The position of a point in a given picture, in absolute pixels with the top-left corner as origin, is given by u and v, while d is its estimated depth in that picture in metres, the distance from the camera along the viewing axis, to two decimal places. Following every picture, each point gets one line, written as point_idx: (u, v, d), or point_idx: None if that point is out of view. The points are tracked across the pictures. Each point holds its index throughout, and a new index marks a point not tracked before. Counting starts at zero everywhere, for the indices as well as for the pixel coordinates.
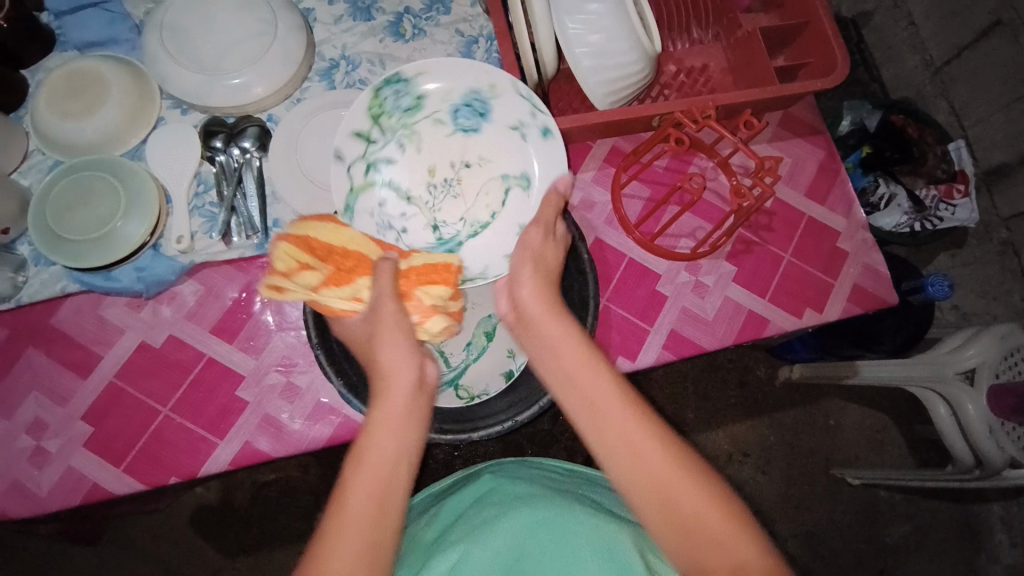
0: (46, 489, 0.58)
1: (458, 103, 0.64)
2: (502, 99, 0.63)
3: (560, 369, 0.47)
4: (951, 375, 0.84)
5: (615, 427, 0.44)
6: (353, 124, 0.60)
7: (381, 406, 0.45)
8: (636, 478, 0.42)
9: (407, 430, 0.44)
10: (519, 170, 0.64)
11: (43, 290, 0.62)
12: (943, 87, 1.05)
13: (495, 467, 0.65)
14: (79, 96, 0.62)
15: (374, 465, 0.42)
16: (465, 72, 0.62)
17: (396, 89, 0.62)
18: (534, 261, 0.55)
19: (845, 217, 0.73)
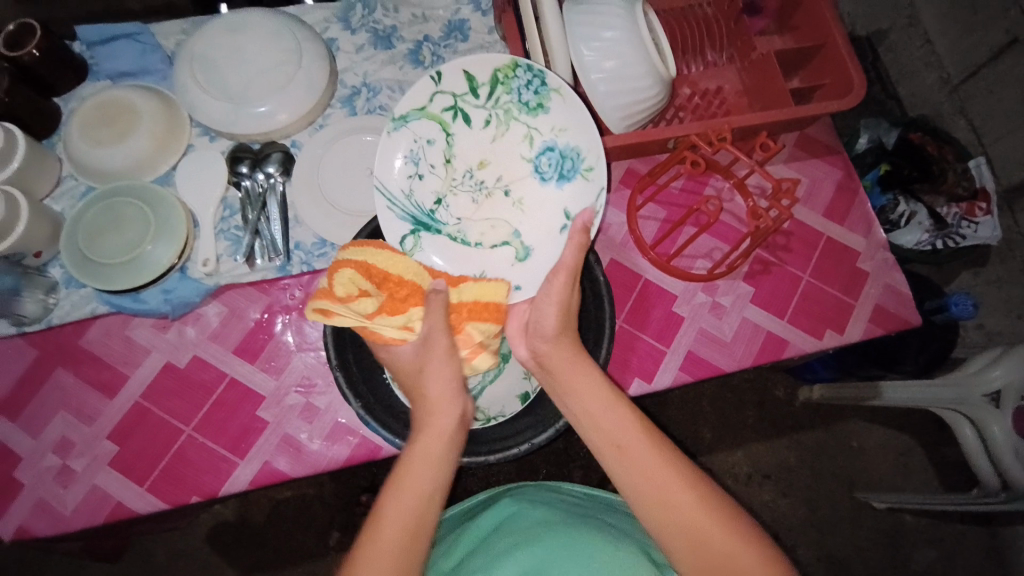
0: (71, 507, 0.59)
1: (555, 146, 0.64)
2: (585, 185, 0.62)
3: (589, 411, 0.48)
4: (977, 397, 0.83)
5: (642, 471, 0.44)
6: (473, 68, 0.62)
7: (424, 434, 0.47)
8: (669, 527, 0.43)
9: (441, 466, 0.46)
10: (529, 239, 0.64)
11: (73, 311, 0.63)
12: (961, 104, 1.04)
13: (514, 492, 0.65)
14: (111, 125, 0.64)
15: (411, 493, 0.44)
16: (583, 129, 0.62)
17: (532, 80, 0.62)
18: (561, 302, 0.54)
19: (865, 237, 0.73)
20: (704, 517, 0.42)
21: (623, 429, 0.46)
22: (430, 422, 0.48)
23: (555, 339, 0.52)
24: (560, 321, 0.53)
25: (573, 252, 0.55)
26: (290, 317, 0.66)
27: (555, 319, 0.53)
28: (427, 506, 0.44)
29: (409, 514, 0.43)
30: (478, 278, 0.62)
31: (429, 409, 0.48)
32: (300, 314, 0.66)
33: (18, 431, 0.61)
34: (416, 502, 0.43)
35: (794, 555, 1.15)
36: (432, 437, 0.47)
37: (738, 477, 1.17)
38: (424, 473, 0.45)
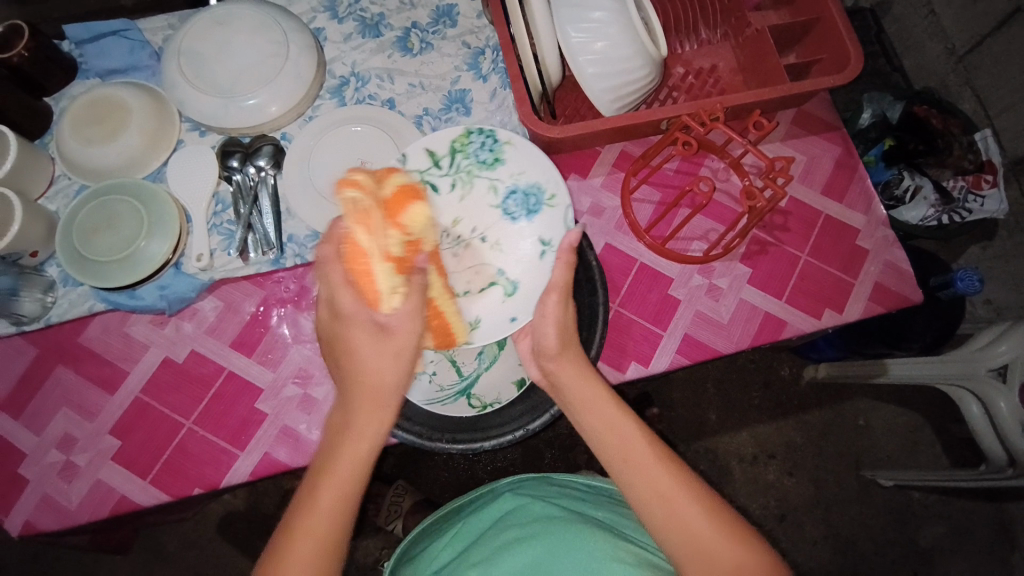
0: (76, 501, 0.60)
1: (520, 188, 0.64)
2: (553, 212, 0.64)
3: (599, 431, 0.47)
4: (983, 372, 0.82)
5: (655, 489, 0.44)
6: (429, 142, 0.63)
7: (356, 433, 0.44)
8: (681, 543, 0.42)
9: (358, 473, 0.43)
10: (512, 276, 0.64)
11: (71, 310, 0.64)
12: (967, 75, 1.02)
13: (512, 484, 0.65)
14: (101, 123, 0.64)
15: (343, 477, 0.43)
16: (541, 167, 0.64)
17: (484, 140, 0.64)
18: (558, 320, 0.53)
19: (865, 214, 0.71)
20: (717, 534, 0.42)
21: (637, 446, 0.46)
22: (362, 418, 0.45)
23: (557, 357, 0.51)
24: (561, 341, 0.52)
25: (562, 270, 0.53)
26: (285, 310, 0.66)
27: (557, 336, 0.52)
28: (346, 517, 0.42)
29: (327, 525, 0.41)
30: (473, 324, 0.61)
31: (360, 387, 0.45)
32: (295, 307, 0.66)
33: (21, 428, 0.62)
34: (334, 515, 0.41)
35: (800, 533, 1.15)
36: (362, 437, 0.44)
37: (743, 457, 1.17)
38: (343, 477, 0.42)
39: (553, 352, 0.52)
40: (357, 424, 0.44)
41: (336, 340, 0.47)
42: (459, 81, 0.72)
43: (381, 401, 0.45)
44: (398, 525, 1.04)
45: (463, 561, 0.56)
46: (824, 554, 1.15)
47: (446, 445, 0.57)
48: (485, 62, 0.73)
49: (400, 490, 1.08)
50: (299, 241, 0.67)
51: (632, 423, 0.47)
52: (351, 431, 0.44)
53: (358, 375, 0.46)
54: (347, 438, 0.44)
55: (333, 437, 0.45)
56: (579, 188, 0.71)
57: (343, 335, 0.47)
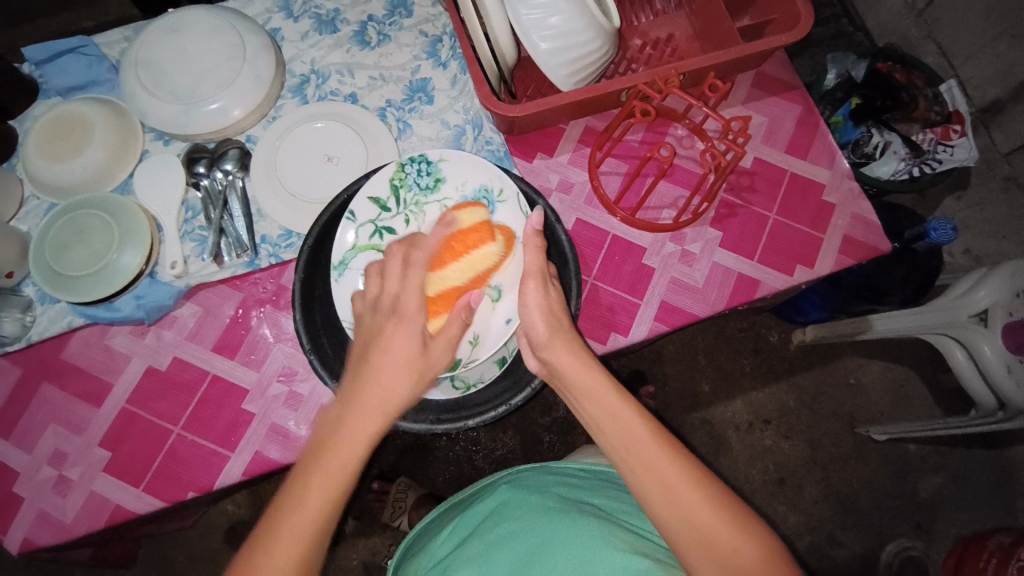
0: (71, 515, 0.61)
1: (468, 196, 0.62)
2: (507, 205, 0.61)
3: (599, 417, 0.49)
4: (964, 318, 0.83)
5: (655, 476, 0.45)
6: (370, 189, 0.60)
7: (347, 435, 0.43)
8: (682, 529, 0.43)
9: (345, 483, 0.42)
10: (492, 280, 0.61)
11: (51, 327, 0.64)
12: (928, 28, 1.02)
13: (510, 475, 0.65)
14: (63, 139, 0.64)
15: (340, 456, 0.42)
16: (482, 170, 0.62)
17: (419, 166, 0.62)
18: (541, 306, 0.55)
19: (830, 169, 0.72)
20: (717, 519, 0.43)
21: (638, 432, 0.47)
22: (355, 421, 0.44)
23: (550, 345, 0.52)
24: (550, 330, 0.53)
25: (532, 255, 0.54)
26: (264, 310, 0.67)
27: (545, 324, 0.53)
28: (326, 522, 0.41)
29: (304, 537, 0.40)
30: (473, 341, 0.59)
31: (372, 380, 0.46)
32: (274, 306, 0.67)
33: (12, 448, 0.63)
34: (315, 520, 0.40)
35: (802, 495, 1.17)
36: (353, 444, 0.43)
37: (739, 424, 1.19)
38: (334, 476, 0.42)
39: (547, 341, 0.52)
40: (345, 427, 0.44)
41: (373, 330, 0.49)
42: (419, 70, 0.73)
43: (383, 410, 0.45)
44: (404, 520, 1.05)
45: (459, 556, 0.56)
46: (827, 512, 1.16)
47: (429, 425, 0.57)
48: (443, 49, 0.73)
49: (402, 485, 1.09)
50: (272, 241, 0.67)
51: (631, 407, 0.48)
52: (344, 430, 0.44)
53: (370, 380, 0.46)
54: (338, 439, 0.43)
55: (320, 441, 0.43)
56: (547, 166, 0.72)
57: (385, 330, 0.48)
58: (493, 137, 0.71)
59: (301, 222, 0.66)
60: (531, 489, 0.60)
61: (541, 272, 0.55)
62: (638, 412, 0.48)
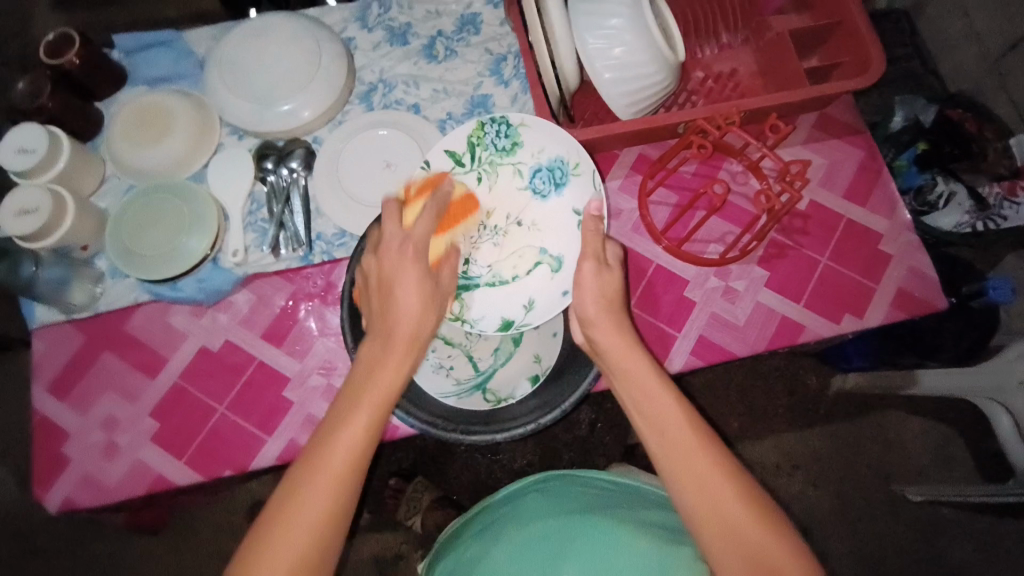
0: (117, 479, 0.65)
1: (543, 164, 0.65)
2: (580, 179, 0.64)
3: (636, 399, 0.49)
4: (1015, 383, 0.79)
5: (686, 458, 0.45)
6: (448, 143, 0.63)
7: (381, 375, 0.47)
8: (710, 522, 0.43)
9: (374, 429, 0.45)
10: (556, 250, 0.65)
11: (116, 300, 0.69)
12: (1002, 79, 0.98)
13: (538, 483, 0.64)
14: (148, 127, 0.69)
15: (369, 403, 0.46)
16: (559, 141, 0.64)
17: (499, 128, 0.65)
18: (594, 288, 0.54)
19: (889, 219, 0.71)
20: (745, 513, 0.43)
21: (671, 411, 0.47)
22: (391, 360, 0.48)
23: (597, 325, 0.53)
24: (598, 309, 0.53)
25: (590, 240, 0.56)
26: (312, 304, 0.70)
27: (594, 304, 0.53)
28: (361, 460, 0.44)
29: (337, 467, 0.43)
30: (528, 306, 0.64)
31: (393, 331, 0.50)
32: (322, 301, 0.70)
33: (71, 409, 0.67)
34: (345, 462, 0.43)
35: (827, 547, 1.13)
36: (385, 379, 0.47)
37: (766, 465, 1.16)
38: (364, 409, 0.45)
39: (593, 318, 0.53)
40: (382, 366, 0.48)
41: (386, 281, 0.52)
42: (481, 86, 0.75)
43: (411, 348, 0.50)
44: (417, 520, 1.07)
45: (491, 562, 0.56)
46: (850, 567, 1.12)
47: (455, 435, 0.57)
48: (506, 68, 0.75)
49: (419, 486, 1.10)
50: (326, 239, 0.70)
51: (670, 391, 0.48)
52: (376, 374, 0.48)
53: (395, 319, 0.50)
54: (371, 380, 0.47)
55: (357, 381, 0.47)
56: (597, 191, 0.73)
57: (395, 278, 0.51)
58: None
59: (355, 224, 0.69)
60: (556, 500, 0.60)
61: (599, 253, 0.56)
62: (675, 394, 0.48)
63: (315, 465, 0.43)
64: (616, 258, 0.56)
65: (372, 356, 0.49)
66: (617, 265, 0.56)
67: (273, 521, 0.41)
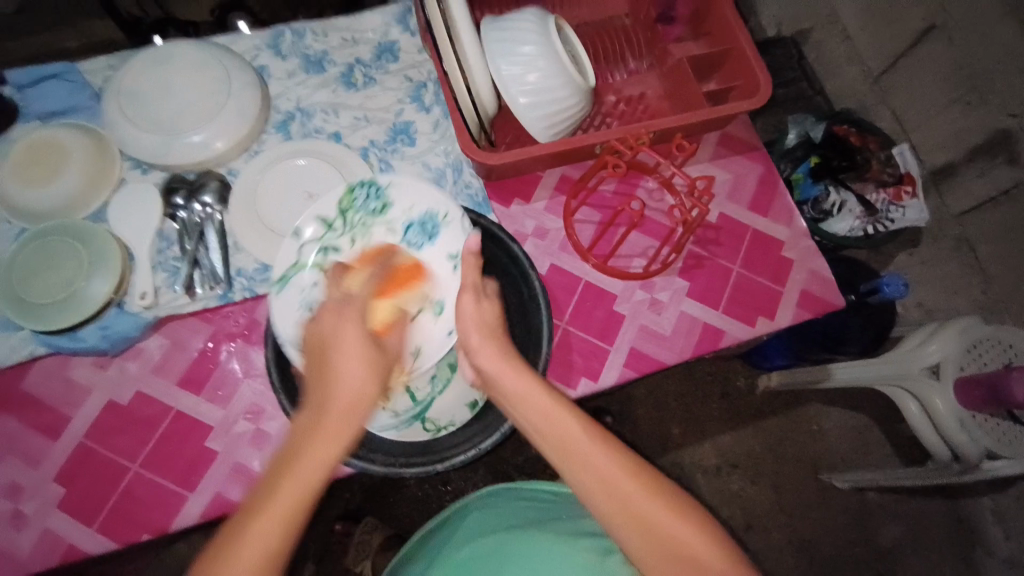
0: (27, 549, 0.58)
1: (415, 219, 0.64)
2: (451, 227, 0.63)
3: (539, 424, 0.48)
4: (917, 371, 0.86)
5: (598, 477, 0.45)
6: (318, 209, 0.62)
7: (304, 461, 0.41)
8: (637, 532, 0.43)
9: (299, 518, 0.40)
10: (436, 295, 0.63)
11: (11, 355, 0.63)
12: (883, 94, 1.09)
13: (479, 501, 0.63)
14: (40, 165, 0.64)
15: (290, 490, 0.40)
16: (429, 196, 0.64)
17: (369, 190, 0.64)
18: (476, 318, 0.53)
19: (789, 227, 0.76)
20: (661, 509, 0.43)
21: (571, 425, 0.47)
22: (318, 444, 0.42)
23: (481, 351, 0.52)
24: (482, 338, 0.52)
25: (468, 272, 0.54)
26: (235, 345, 0.66)
27: (476, 331, 0.52)
28: (320, 486, 0.41)
29: (257, 561, 0.38)
30: (416, 353, 0.60)
31: (327, 407, 0.44)
32: (246, 341, 0.66)
33: None
34: (258, 560, 0.38)
35: (769, 540, 1.18)
36: (313, 465, 0.41)
37: (707, 469, 1.20)
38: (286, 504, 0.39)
39: (477, 346, 0.52)
40: (339, 387, 0.45)
41: (322, 335, 0.49)
42: (403, 113, 0.75)
43: (374, 369, 0.47)
44: (367, 564, 1.01)
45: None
46: (792, 558, 1.17)
47: (394, 469, 0.57)
48: (427, 95, 0.76)
49: (366, 527, 1.05)
50: (247, 274, 0.67)
51: (570, 413, 0.47)
52: (299, 459, 0.41)
53: (355, 340, 0.49)
54: (331, 402, 0.45)
55: (318, 402, 0.45)
56: (523, 213, 0.74)
57: (335, 331, 0.49)
58: (471, 181, 0.73)
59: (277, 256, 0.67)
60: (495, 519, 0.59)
61: (475, 284, 0.54)
62: (572, 412, 0.47)
63: (229, 564, 0.37)
64: (494, 289, 0.56)
65: (328, 377, 0.46)
66: (495, 297, 0.56)
67: (218, 551, 0.38)
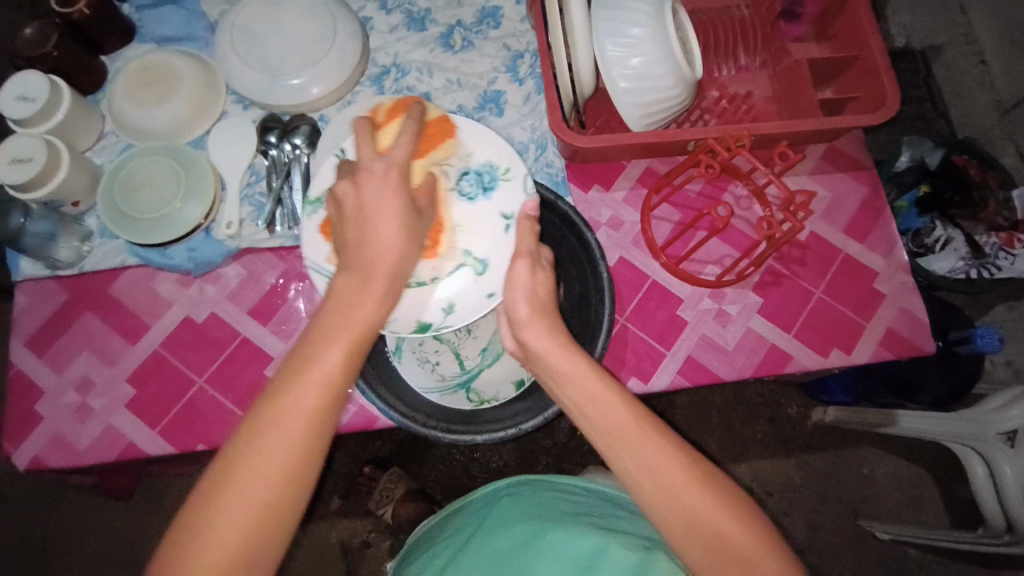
0: (88, 442, 0.63)
1: (471, 168, 0.60)
2: (511, 183, 0.60)
3: (580, 400, 0.46)
4: (992, 434, 0.80)
5: (636, 457, 0.44)
6: None
7: (309, 377, 0.41)
8: (675, 517, 0.42)
9: (314, 430, 0.40)
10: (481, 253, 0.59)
11: (105, 260, 0.68)
12: (1011, 129, 0.99)
13: (512, 487, 0.62)
14: (151, 87, 0.67)
15: (297, 409, 0.40)
16: (492, 146, 0.61)
17: None
18: (527, 286, 0.52)
19: (885, 258, 0.71)
20: (718, 511, 0.42)
21: (619, 417, 0.45)
22: (322, 357, 0.42)
23: (529, 325, 0.50)
24: (531, 312, 0.50)
25: (526, 239, 0.55)
26: (303, 284, 0.69)
27: (527, 305, 0.51)
28: (326, 409, 0.41)
29: (270, 472, 0.39)
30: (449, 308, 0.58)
31: (335, 331, 0.43)
32: (313, 282, 0.69)
33: (46, 367, 0.66)
34: (274, 474, 0.39)
35: None
36: (320, 377, 0.41)
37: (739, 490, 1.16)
38: (296, 418, 0.40)
39: (526, 321, 0.50)
40: (353, 304, 0.44)
41: (358, 208, 0.48)
42: (496, 82, 0.74)
43: (389, 287, 0.46)
44: (389, 510, 1.06)
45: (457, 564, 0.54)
46: None
47: (433, 432, 0.56)
48: (522, 66, 0.74)
49: (393, 476, 1.09)
50: None
51: (613, 390, 0.46)
52: (306, 370, 0.41)
53: (372, 252, 0.46)
54: (341, 317, 0.44)
55: (327, 322, 0.43)
56: (600, 200, 0.72)
57: (372, 204, 0.48)
58: (554, 160, 0.72)
59: None
60: (532, 505, 0.58)
61: (534, 253, 0.54)
62: (618, 391, 0.46)
63: (242, 477, 0.38)
64: (549, 259, 0.55)
65: (345, 291, 0.45)
66: (550, 269, 0.55)
67: (225, 468, 0.39)
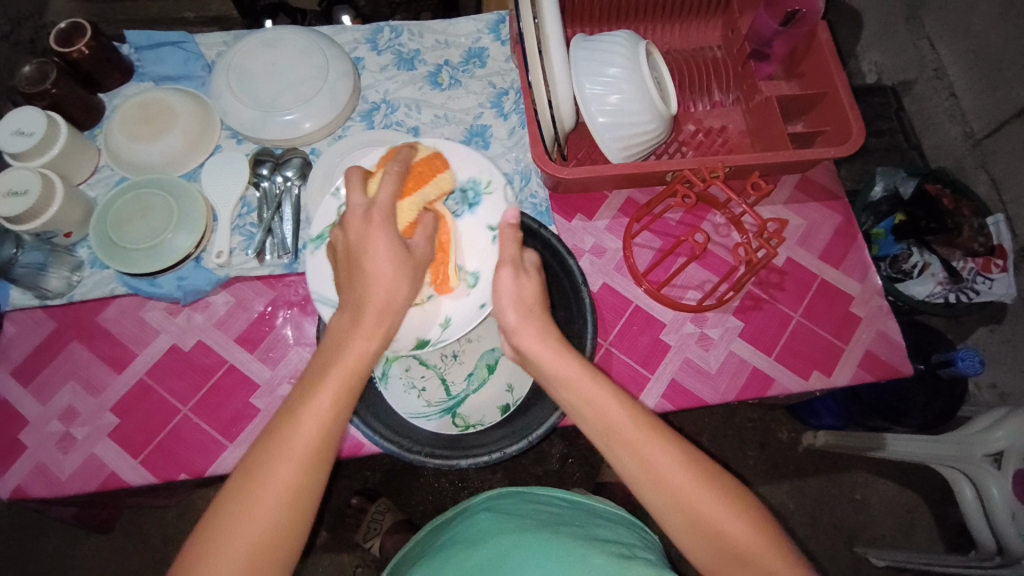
0: (67, 473, 0.63)
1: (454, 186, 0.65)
2: (493, 196, 0.64)
3: (576, 406, 0.48)
4: (978, 456, 0.80)
5: (638, 459, 0.44)
6: (364, 172, 0.65)
7: (318, 395, 0.42)
8: (670, 509, 0.44)
9: (327, 438, 0.42)
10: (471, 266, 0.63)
11: (95, 290, 0.69)
12: (983, 159, 1.03)
13: (488, 501, 0.62)
14: (147, 123, 0.69)
15: (306, 426, 0.41)
16: (473, 162, 0.65)
17: None
18: (513, 294, 0.53)
19: (861, 282, 0.73)
20: (709, 500, 0.43)
21: (617, 416, 0.46)
22: (328, 383, 0.43)
23: (519, 334, 0.51)
24: (519, 317, 0.52)
25: (510, 246, 0.55)
26: (291, 312, 0.70)
27: (514, 312, 0.52)
28: (333, 428, 0.42)
29: (285, 484, 0.40)
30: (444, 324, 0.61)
31: (334, 362, 0.44)
32: (301, 310, 0.70)
33: (29, 397, 0.66)
34: (284, 492, 0.40)
35: None
36: (327, 396, 0.42)
37: None
38: (307, 435, 0.41)
39: (516, 327, 0.52)
40: (351, 337, 0.45)
41: (356, 243, 0.49)
42: (481, 117, 0.77)
43: (382, 318, 0.47)
44: (376, 543, 1.05)
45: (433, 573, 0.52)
46: None
47: (420, 458, 0.56)
48: (507, 102, 0.78)
49: (381, 507, 1.08)
50: None
51: (610, 393, 0.47)
52: (316, 392, 0.43)
53: (364, 289, 0.47)
54: (342, 350, 0.45)
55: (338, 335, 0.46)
56: (583, 228, 0.74)
57: (368, 237, 0.49)
58: (537, 191, 0.74)
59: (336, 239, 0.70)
60: (510, 515, 0.57)
61: (516, 259, 0.54)
62: (612, 391, 0.47)
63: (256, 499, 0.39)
64: (534, 264, 0.56)
65: (340, 328, 0.46)
66: (535, 272, 0.55)
67: (245, 481, 0.40)
